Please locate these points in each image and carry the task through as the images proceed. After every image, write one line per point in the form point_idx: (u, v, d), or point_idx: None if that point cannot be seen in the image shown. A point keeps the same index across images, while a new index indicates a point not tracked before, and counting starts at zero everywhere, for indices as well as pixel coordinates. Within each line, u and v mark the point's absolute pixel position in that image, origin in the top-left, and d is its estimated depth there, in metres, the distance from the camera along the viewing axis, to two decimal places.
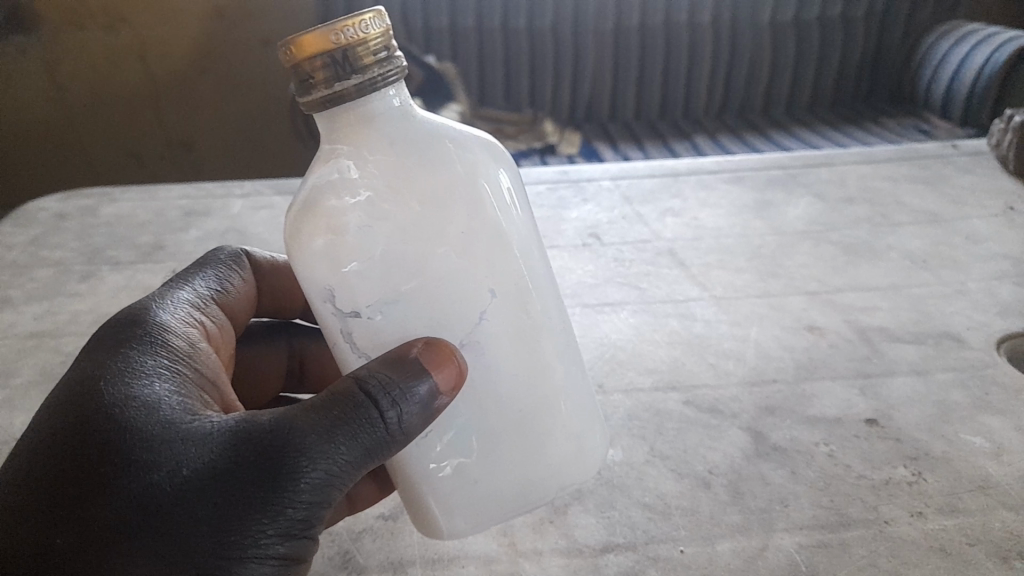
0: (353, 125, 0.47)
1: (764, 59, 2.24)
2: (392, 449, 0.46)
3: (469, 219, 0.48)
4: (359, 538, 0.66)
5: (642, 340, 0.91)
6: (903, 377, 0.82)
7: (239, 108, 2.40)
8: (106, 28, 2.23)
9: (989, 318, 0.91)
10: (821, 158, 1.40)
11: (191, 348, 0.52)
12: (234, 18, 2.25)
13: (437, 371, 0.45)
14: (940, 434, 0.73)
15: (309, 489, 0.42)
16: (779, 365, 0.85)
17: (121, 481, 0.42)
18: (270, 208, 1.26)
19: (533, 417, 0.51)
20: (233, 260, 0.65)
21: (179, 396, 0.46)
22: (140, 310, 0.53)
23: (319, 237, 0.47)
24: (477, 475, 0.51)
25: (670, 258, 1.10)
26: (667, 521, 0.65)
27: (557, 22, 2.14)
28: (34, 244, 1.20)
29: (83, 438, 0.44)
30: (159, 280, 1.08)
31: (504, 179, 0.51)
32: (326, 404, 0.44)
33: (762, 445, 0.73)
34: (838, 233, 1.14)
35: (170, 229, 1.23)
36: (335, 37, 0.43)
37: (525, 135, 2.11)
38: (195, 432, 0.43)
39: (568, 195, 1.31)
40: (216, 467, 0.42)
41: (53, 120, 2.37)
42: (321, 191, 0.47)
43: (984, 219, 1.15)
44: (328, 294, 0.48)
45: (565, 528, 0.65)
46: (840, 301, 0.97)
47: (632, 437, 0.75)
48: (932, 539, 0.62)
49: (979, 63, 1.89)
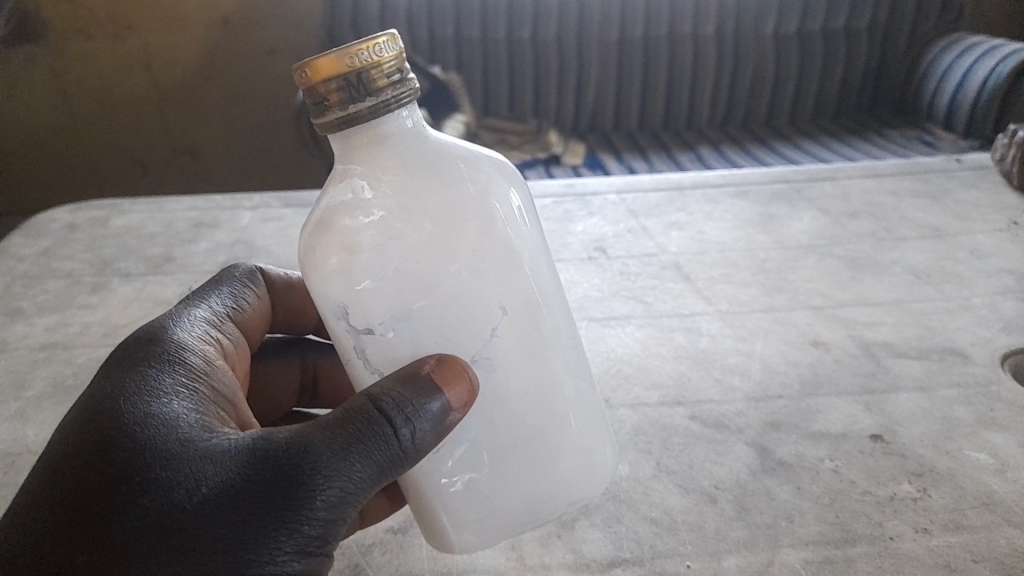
0: (367, 146, 0.48)
1: (767, 72, 2.25)
2: (406, 466, 0.46)
3: (480, 237, 0.49)
4: (369, 552, 0.66)
5: (648, 354, 0.92)
6: (906, 393, 0.82)
7: (246, 117, 2.42)
8: (113, 36, 2.25)
9: (992, 334, 0.92)
10: (825, 172, 1.41)
11: (208, 366, 0.53)
12: (241, 28, 2.27)
13: (449, 389, 0.46)
14: (943, 450, 0.74)
15: (325, 506, 0.43)
16: (785, 380, 0.85)
17: (141, 499, 0.42)
18: (278, 220, 1.28)
19: (543, 432, 0.51)
20: (248, 277, 0.67)
21: (196, 414, 0.47)
22: (157, 328, 0.55)
23: (333, 255, 0.48)
24: (488, 490, 0.52)
25: (675, 272, 1.10)
26: (673, 536, 0.66)
27: (561, 33, 2.15)
28: (45, 256, 1.21)
29: (103, 456, 0.44)
30: (168, 292, 1.09)
31: (515, 197, 0.52)
32: (341, 421, 0.45)
33: (767, 461, 0.73)
34: (842, 247, 1.15)
35: (180, 241, 1.24)
36: (350, 60, 0.44)
37: (530, 145, 2.12)
38: (213, 450, 0.44)
39: (573, 208, 1.32)
40: (234, 485, 0.43)
41: (62, 126, 2.39)
42: (336, 211, 0.48)
43: (987, 234, 1.16)
44: (342, 311, 0.49)
45: (572, 543, 0.66)
46: (845, 316, 0.97)
47: (639, 452, 0.76)
48: (936, 555, 0.62)
49: (983, 75, 1.90)
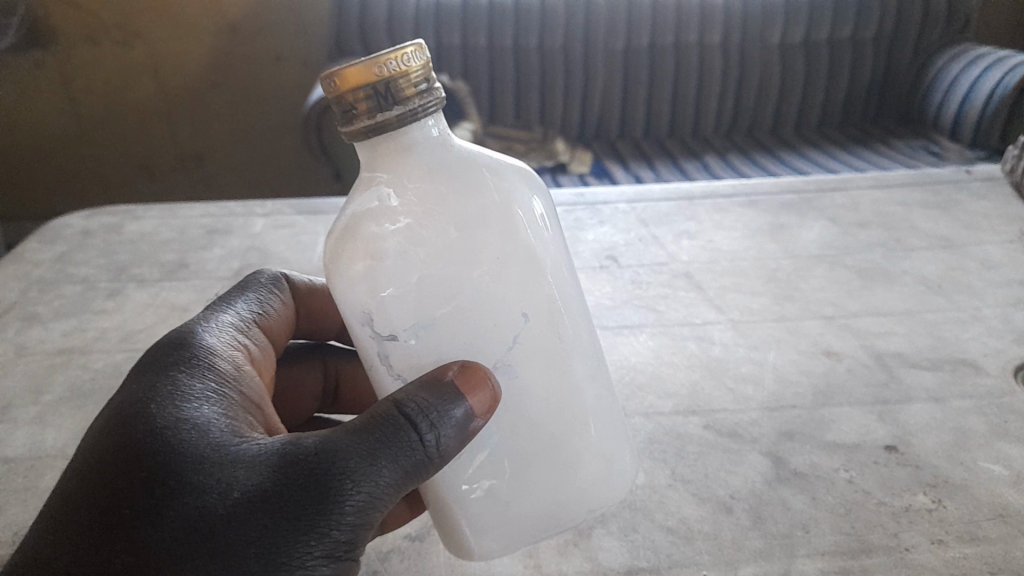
0: (393, 154, 0.48)
1: (774, 80, 2.26)
2: (431, 472, 0.47)
3: (504, 244, 0.49)
4: (387, 558, 0.67)
5: (662, 363, 0.92)
6: (920, 404, 0.83)
7: (255, 123, 2.44)
8: (123, 43, 2.27)
9: (1005, 345, 0.92)
10: (835, 182, 1.42)
11: (236, 371, 0.53)
12: (251, 35, 2.30)
13: (472, 395, 0.47)
14: (958, 461, 0.74)
15: (353, 511, 0.44)
16: (798, 390, 0.86)
17: (174, 503, 0.43)
18: (291, 227, 1.29)
19: (564, 439, 0.52)
20: (272, 282, 0.67)
21: (226, 419, 0.48)
22: (185, 333, 0.55)
23: (358, 262, 0.49)
24: (508, 497, 0.52)
25: (686, 281, 1.11)
26: (690, 545, 0.66)
27: (569, 42, 2.17)
28: (59, 261, 1.22)
29: (133, 460, 0.45)
30: (183, 298, 1.10)
31: (538, 205, 0.52)
32: (369, 426, 0.46)
33: (782, 470, 0.74)
34: (852, 257, 1.16)
35: (193, 248, 1.25)
36: (378, 69, 0.45)
37: (537, 153, 2.12)
38: (243, 455, 0.45)
39: (584, 217, 1.32)
40: (264, 489, 0.43)
41: (70, 132, 2.41)
42: (362, 216, 0.49)
43: (999, 245, 1.16)
44: (366, 317, 0.50)
45: (589, 551, 0.66)
46: (857, 326, 0.98)
47: (653, 460, 0.76)
48: (951, 566, 0.62)
49: (990, 86, 1.91)
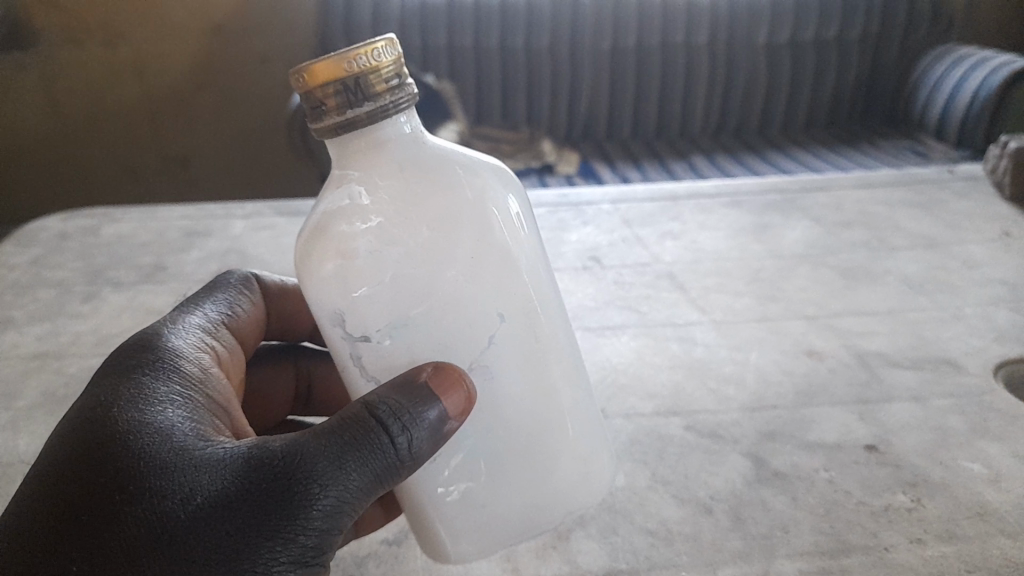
0: (365, 151, 0.48)
1: (760, 81, 2.27)
2: (402, 475, 0.46)
3: (478, 243, 0.48)
4: (363, 563, 0.66)
5: (643, 364, 0.92)
6: (901, 403, 0.83)
7: (240, 124, 2.42)
8: (106, 43, 2.25)
9: (986, 343, 0.92)
10: (819, 182, 1.42)
11: (202, 373, 0.52)
12: (235, 35, 2.28)
13: (445, 396, 0.46)
14: (938, 460, 0.74)
15: (320, 515, 0.43)
16: (780, 390, 0.86)
17: (135, 509, 0.42)
18: (271, 228, 1.27)
19: (540, 440, 0.51)
20: (242, 283, 0.66)
21: (190, 423, 0.47)
22: (151, 334, 0.54)
23: (328, 262, 0.48)
24: (484, 499, 0.52)
25: (669, 281, 1.11)
26: (670, 546, 0.66)
27: (555, 42, 2.17)
28: (35, 265, 1.20)
29: (94, 465, 0.44)
30: (161, 301, 1.08)
31: (513, 203, 0.51)
32: (338, 429, 0.45)
33: (763, 471, 0.73)
34: (835, 257, 1.16)
35: (172, 250, 1.23)
36: (348, 65, 0.44)
37: (524, 153, 2.11)
38: (207, 459, 0.44)
39: (568, 218, 1.32)
40: (228, 494, 0.42)
41: (51, 135, 2.38)
42: (332, 214, 0.48)
43: (981, 245, 1.17)
44: (337, 318, 0.49)
45: (568, 554, 0.66)
46: (839, 326, 0.98)
47: (634, 462, 0.76)
48: (930, 565, 0.62)
49: (974, 86, 1.92)
